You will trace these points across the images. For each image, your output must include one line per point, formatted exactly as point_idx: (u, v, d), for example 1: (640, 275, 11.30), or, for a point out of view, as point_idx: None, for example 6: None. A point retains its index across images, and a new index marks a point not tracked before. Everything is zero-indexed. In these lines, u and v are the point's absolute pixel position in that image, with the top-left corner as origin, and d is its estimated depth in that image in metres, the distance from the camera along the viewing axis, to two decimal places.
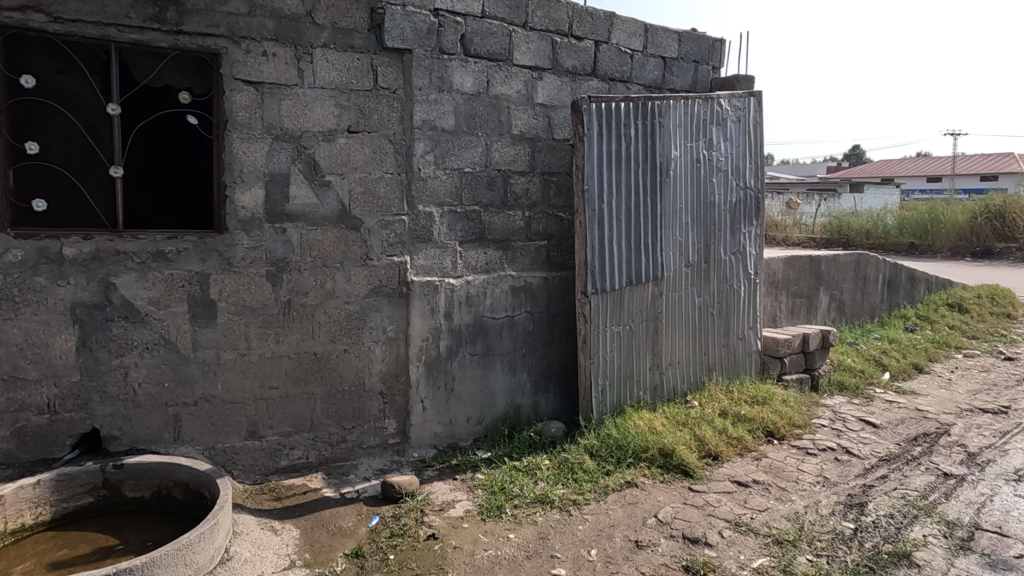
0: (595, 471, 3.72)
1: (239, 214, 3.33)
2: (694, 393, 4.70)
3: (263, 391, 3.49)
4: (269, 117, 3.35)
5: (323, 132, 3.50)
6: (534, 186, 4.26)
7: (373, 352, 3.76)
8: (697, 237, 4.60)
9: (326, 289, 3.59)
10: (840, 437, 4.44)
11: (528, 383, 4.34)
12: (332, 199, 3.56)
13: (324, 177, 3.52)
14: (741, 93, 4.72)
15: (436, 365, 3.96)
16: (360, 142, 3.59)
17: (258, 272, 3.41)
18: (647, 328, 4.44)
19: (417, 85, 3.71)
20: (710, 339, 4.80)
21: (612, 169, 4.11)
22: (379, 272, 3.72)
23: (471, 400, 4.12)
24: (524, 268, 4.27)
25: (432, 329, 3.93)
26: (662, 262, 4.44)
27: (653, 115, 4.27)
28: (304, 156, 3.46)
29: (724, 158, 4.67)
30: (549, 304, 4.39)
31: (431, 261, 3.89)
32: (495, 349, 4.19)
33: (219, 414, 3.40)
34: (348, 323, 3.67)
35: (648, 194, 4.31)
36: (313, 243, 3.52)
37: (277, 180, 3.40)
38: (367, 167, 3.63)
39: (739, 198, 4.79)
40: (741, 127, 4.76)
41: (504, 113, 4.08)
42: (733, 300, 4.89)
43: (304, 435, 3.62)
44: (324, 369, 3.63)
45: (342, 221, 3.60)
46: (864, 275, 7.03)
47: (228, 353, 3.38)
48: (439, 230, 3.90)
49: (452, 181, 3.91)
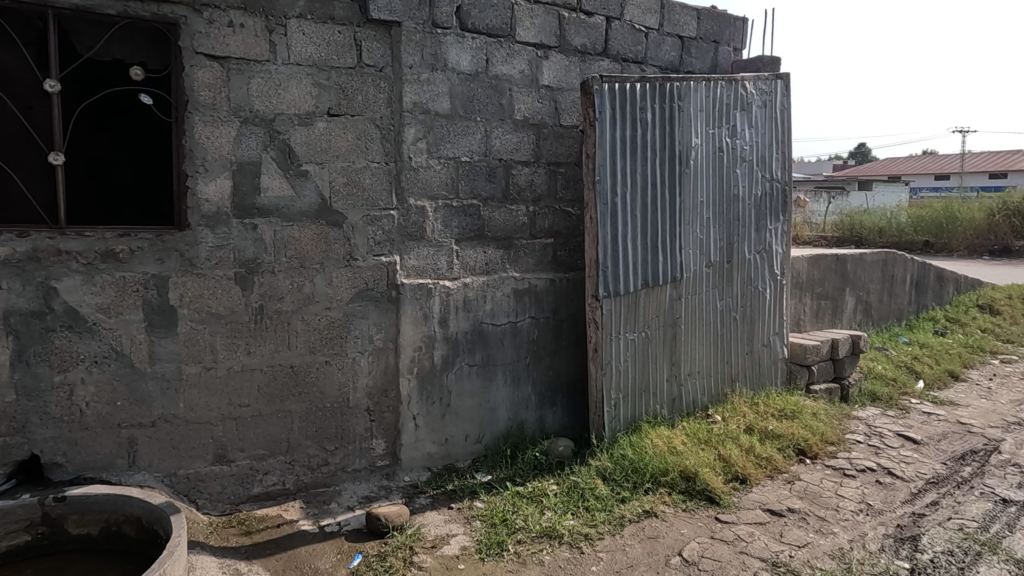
0: (609, 498, 3.30)
1: (202, 208, 2.91)
2: (716, 407, 4.27)
3: (232, 409, 3.07)
4: (236, 97, 2.93)
5: (301, 115, 3.08)
6: (539, 177, 3.83)
7: (359, 364, 3.34)
8: (719, 234, 4.16)
9: (304, 293, 3.17)
10: (879, 456, 4.00)
11: (532, 397, 3.92)
12: (310, 191, 3.14)
13: (301, 166, 3.10)
14: (768, 75, 4.28)
15: (430, 378, 3.54)
16: (342, 127, 3.17)
17: (225, 274, 2.99)
18: (665, 335, 4.02)
19: (407, 63, 3.29)
20: (733, 347, 4.37)
21: (626, 158, 3.69)
22: (365, 274, 3.30)
23: (468, 416, 3.70)
24: (528, 269, 3.85)
25: (426, 337, 3.50)
26: (682, 262, 4.00)
27: (672, 98, 3.83)
28: (277, 142, 3.04)
29: (749, 148, 4.23)
30: (556, 309, 3.96)
31: (423, 261, 3.46)
32: (496, 360, 3.77)
33: (181, 437, 2.98)
34: (330, 332, 3.25)
35: (667, 187, 3.87)
36: (289, 241, 3.11)
37: (245, 169, 2.98)
38: (351, 155, 3.21)
39: (765, 191, 4.35)
40: (768, 113, 4.31)
41: (505, 96, 3.65)
42: (757, 303, 4.45)
43: (280, 458, 3.20)
44: (302, 385, 3.22)
45: (322, 216, 3.17)
46: (892, 275, 6.57)
47: (191, 367, 2.97)
48: (433, 226, 3.48)
49: (447, 171, 3.49)
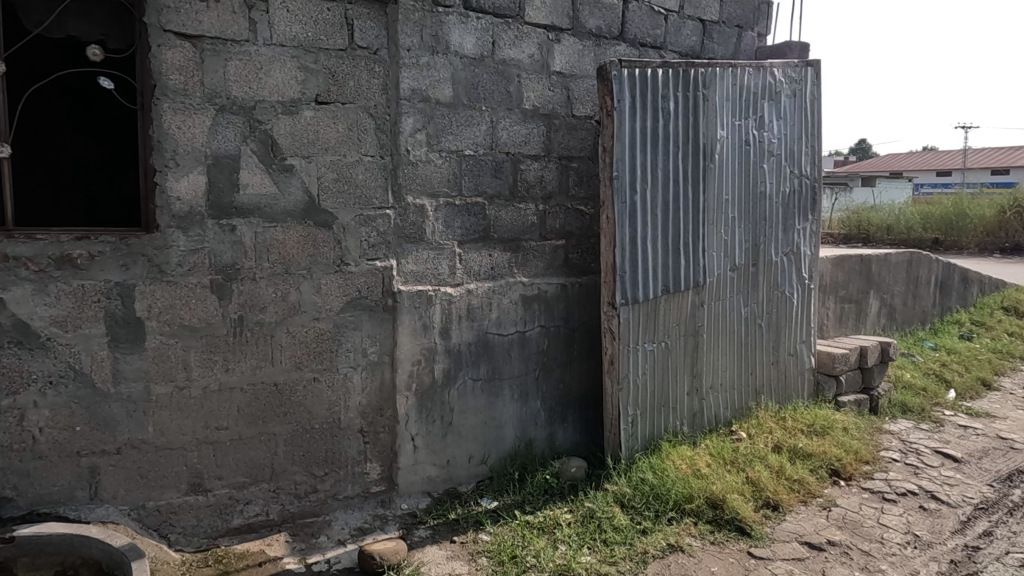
0: (630, 529, 2.97)
1: (172, 208, 2.58)
2: (740, 422, 3.94)
3: (208, 433, 2.74)
4: (212, 81, 2.58)
5: (285, 102, 2.73)
6: (550, 172, 3.49)
7: (351, 381, 3.01)
8: (745, 235, 3.82)
9: (289, 302, 2.84)
10: (919, 477, 3.67)
11: (541, 413, 3.59)
12: (296, 188, 2.79)
13: (285, 159, 2.76)
14: (797, 62, 3.93)
15: (430, 395, 3.21)
16: (332, 116, 2.83)
17: (199, 282, 2.66)
18: (687, 346, 3.69)
19: (404, 45, 2.96)
20: (758, 357, 4.04)
21: (647, 152, 3.35)
22: (358, 281, 2.96)
23: (472, 435, 3.37)
24: (538, 274, 3.51)
25: (425, 350, 3.17)
26: (705, 266, 3.66)
27: (697, 86, 3.49)
28: (258, 133, 2.70)
29: (777, 141, 3.89)
30: (568, 317, 3.63)
31: (423, 266, 3.13)
32: (502, 373, 3.44)
33: (151, 465, 2.66)
34: (318, 345, 2.92)
35: (690, 183, 3.53)
36: (272, 244, 2.77)
37: (222, 164, 2.64)
38: (341, 148, 2.87)
39: (793, 188, 4.01)
40: (797, 104, 3.97)
41: (513, 82, 3.31)
42: (784, 309, 4.12)
43: (263, 486, 2.87)
44: (287, 405, 2.88)
45: (309, 216, 2.83)
46: (917, 276, 6.23)
47: (161, 387, 2.64)
48: (433, 227, 3.14)
49: (449, 166, 3.15)
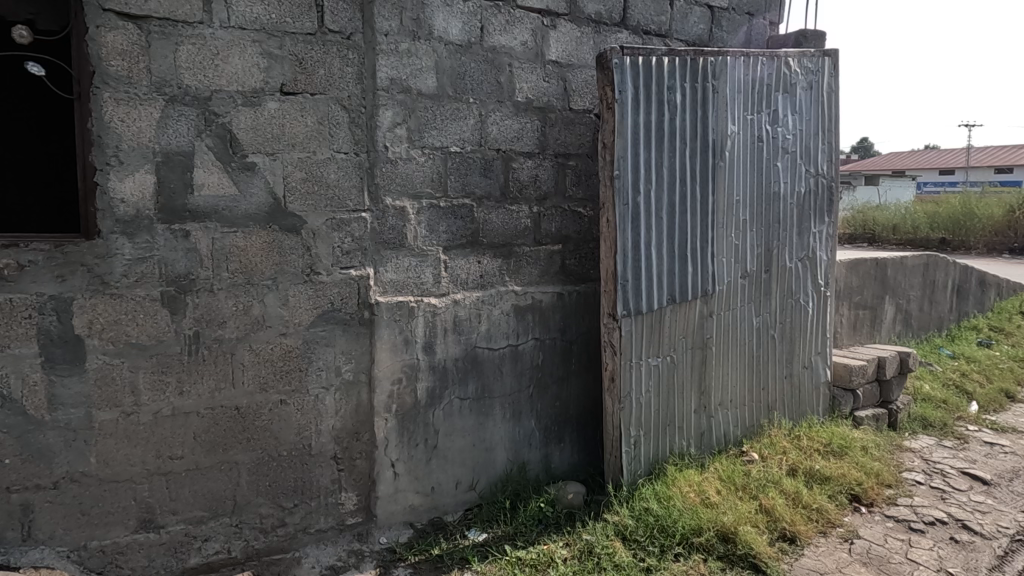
0: (632, 567, 2.67)
1: (115, 212, 2.28)
2: (751, 441, 3.64)
3: (160, 464, 2.45)
4: (160, 68, 2.28)
5: (246, 92, 2.43)
6: (545, 171, 3.19)
7: (323, 403, 2.71)
8: (757, 238, 3.52)
9: (251, 316, 2.54)
10: (947, 502, 3.37)
11: (535, 433, 3.30)
12: (259, 189, 2.50)
13: (245, 156, 2.46)
14: (814, 52, 3.60)
15: (412, 417, 2.92)
16: (299, 108, 2.53)
17: (148, 295, 2.36)
18: (694, 360, 3.39)
19: (381, 29, 2.66)
20: (770, 371, 3.74)
21: (651, 149, 3.05)
22: (330, 292, 2.67)
23: (459, 459, 3.08)
24: (531, 282, 3.21)
25: (406, 367, 2.88)
26: (714, 273, 3.36)
27: (706, 77, 3.17)
28: (214, 127, 2.39)
29: (792, 137, 3.57)
30: (565, 328, 3.33)
31: (403, 274, 2.83)
32: (492, 391, 3.14)
33: (94, 500, 2.36)
34: (285, 364, 2.62)
35: (698, 183, 3.23)
36: (231, 251, 2.47)
37: (173, 162, 2.34)
38: (309, 144, 2.57)
39: (808, 188, 3.69)
40: (814, 96, 3.64)
41: (504, 72, 3.01)
42: (799, 318, 3.82)
43: (223, 521, 2.58)
44: (251, 430, 2.59)
45: (274, 220, 2.54)
46: (933, 280, 5.92)
47: (105, 414, 2.34)
48: (415, 232, 2.84)
49: (432, 164, 2.85)
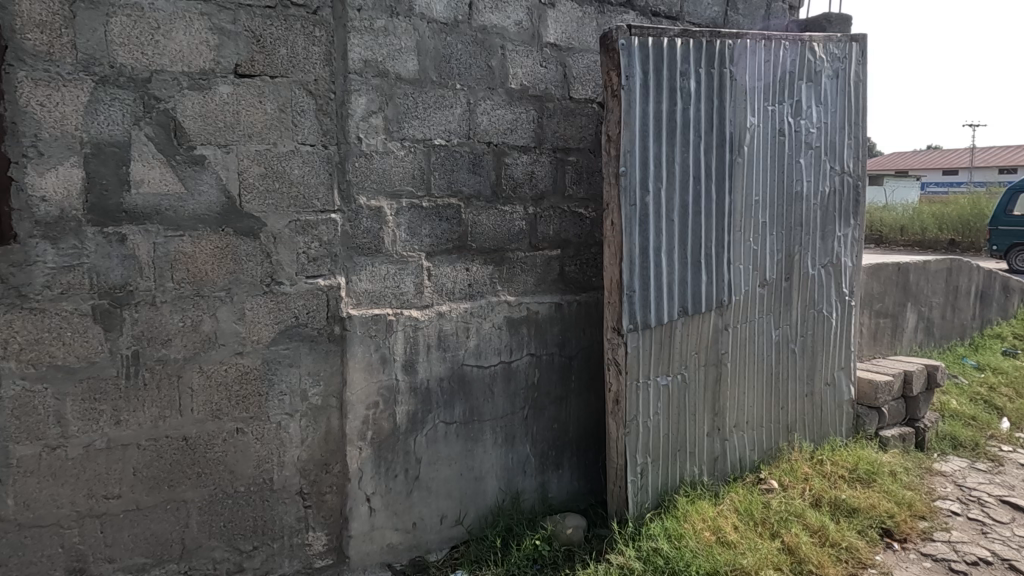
0: None
1: (34, 212, 1.93)
2: (769, 466, 3.30)
3: (93, 504, 2.10)
4: (88, 43, 1.94)
5: (193, 73, 2.09)
6: (542, 167, 2.85)
7: (287, 431, 2.37)
8: (778, 243, 3.17)
9: (201, 333, 2.20)
10: (990, 538, 3.02)
11: (530, 460, 2.96)
12: (210, 186, 2.16)
13: (193, 148, 2.12)
14: (841, 36, 3.25)
15: (391, 445, 2.58)
16: (257, 92, 2.19)
17: (76, 309, 2.02)
18: (707, 378, 3.05)
19: (353, 4, 2.32)
20: (790, 389, 3.40)
21: (662, 143, 2.71)
22: (294, 304, 2.33)
23: (444, 490, 2.74)
24: (526, 291, 2.87)
25: (383, 389, 2.54)
26: (731, 281, 3.02)
27: (723, 62, 2.83)
28: (155, 114, 2.05)
29: (816, 131, 3.23)
30: (564, 342, 2.99)
31: (380, 284, 2.50)
32: (482, 414, 2.80)
33: (12, 549, 2.01)
34: (242, 388, 2.28)
35: (714, 181, 2.89)
36: (177, 259, 2.13)
37: (106, 154, 2.00)
38: (269, 135, 2.23)
39: (833, 187, 3.35)
40: (840, 86, 3.29)
41: (495, 55, 2.67)
42: (821, 330, 3.47)
43: (169, 568, 2.23)
44: (201, 464, 2.25)
45: (228, 222, 2.20)
46: (956, 286, 5.57)
47: (26, 448, 1.99)
48: (393, 235, 2.50)
49: (413, 159, 2.52)
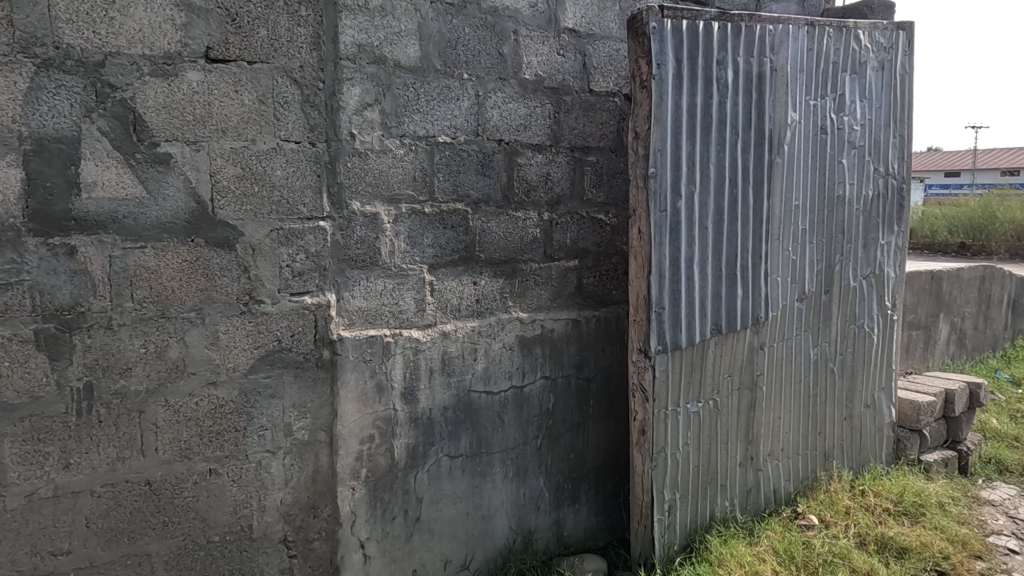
0: None
1: None
2: (806, 499, 2.99)
3: (38, 563, 1.78)
4: (27, 20, 1.63)
5: (155, 57, 1.78)
6: (558, 168, 2.54)
7: (268, 471, 2.06)
8: (818, 253, 2.86)
9: (167, 361, 1.89)
10: None
11: (544, 495, 2.65)
12: (177, 189, 1.84)
13: (156, 145, 1.80)
14: (887, 24, 2.94)
15: (388, 483, 2.27)
16: (231, 80, 1.88)
17: (14, 335, 1.71)
18: (741, 403, 2.74)
19: None
20: (829, 412, 3.09)
21: (696, 141, 2.41)
22: (276, 326, 2.02)
23: (448, 532, 2.43)
24: (540, 307, 2.56)
25: (379, 420, 2.23)
26: (768, 295, 2.71)
27: (763, 50, 2.52)
28: (110, 104, 1.74)
29: (859, 129, 2.92)
30: (582, 364, 2.67)
31: (375, 301, 2.19)
32: (491, 445, 2.49)
33: None
34: (217, 423, 1.97)
35: (752, 184, 2.58)
36: (138, 274, 1.82)
37: (52, 151, 1.69)
38: (246, 129, 1.92)
39: (877, 190, 3.04)
40: (886, 78, 2.98)
41: (507, 41, 2.36)
42: (862, 348, 3.16)
43: None
44: (168, 512, 1.93)
45: (198, 230, 1.89)
46: (988, 295, 5.26)
47: None
48: (391, 245, 2.19)
49: (414, 158, 2.20)
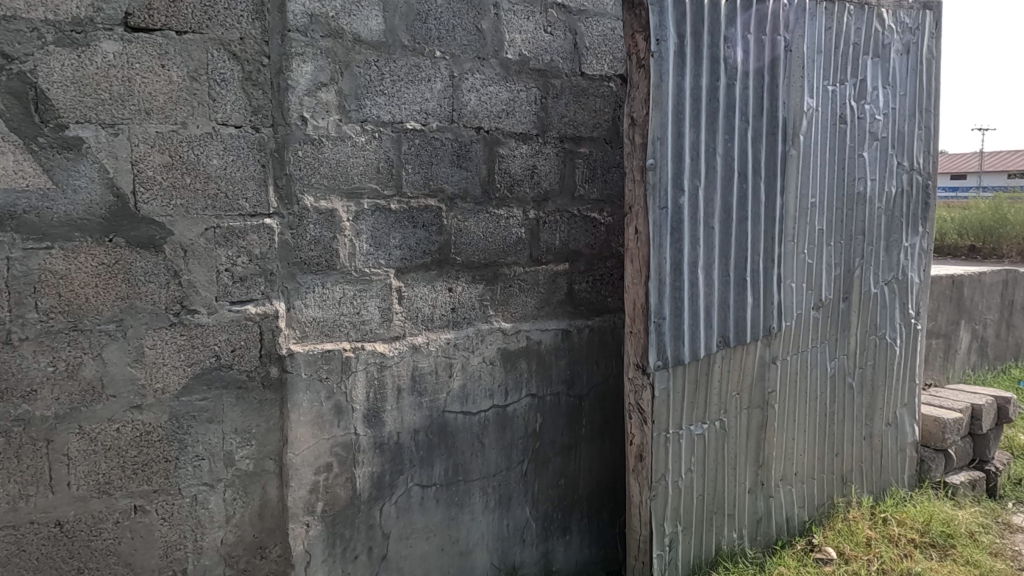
0: None
1: None
2: (823, 529, 2.70)
3: None
4: None
5: (62, 23, 1.51)
6: (546, 161, 2.26)
7: (206, 507, 1.78)
8: (836, 256, 2.58)
9: (81, 381, 1.62)
10: None
11: (531, 527, 2.36)
12: (90, 179, 1.57)
13: (63, 127, 1.53)
14: (912, 3, 2.66)
15: (349, 518, 1.99)
16: (156, 53, 1.61)
17: None
18: (751, 424, 2.45)
19: None
20: (847, 432, 2.80)
21: (700, 130, 2.13)
22: (214, 339, 1.75)
23: (420, 571, 2.14)
24: (526, 316, 2.27)
25: (338, 446, 1.95)
26: (781, 303, 2.43)
27: (776, 28, 2.24)
28: (6, 78, 1.47)
29: (882, 119, 2.63)
30: (573, 380, 2.39)
31: (333, 310, 1.91)
32: (469, 472, 2.20)
33: None
34: (142, 453, 1.69)
35: (763, 178, 2.29)
36: (44, 279, 1.55)
37: None
38: (175, 111, 1.64)
39: (901, 187, 2.75)
40: (910, 63, 2.70)
41: (486, 16, 2.08)
42: (883, 360, 2.87)
43: None
44: (84, 557, 1.65)
45: (117, 229, 1.61)
46: (1011, 300, 4.96)
47: None
48: (351, 246, 1.91)
49: (378, 147, 1.93)
